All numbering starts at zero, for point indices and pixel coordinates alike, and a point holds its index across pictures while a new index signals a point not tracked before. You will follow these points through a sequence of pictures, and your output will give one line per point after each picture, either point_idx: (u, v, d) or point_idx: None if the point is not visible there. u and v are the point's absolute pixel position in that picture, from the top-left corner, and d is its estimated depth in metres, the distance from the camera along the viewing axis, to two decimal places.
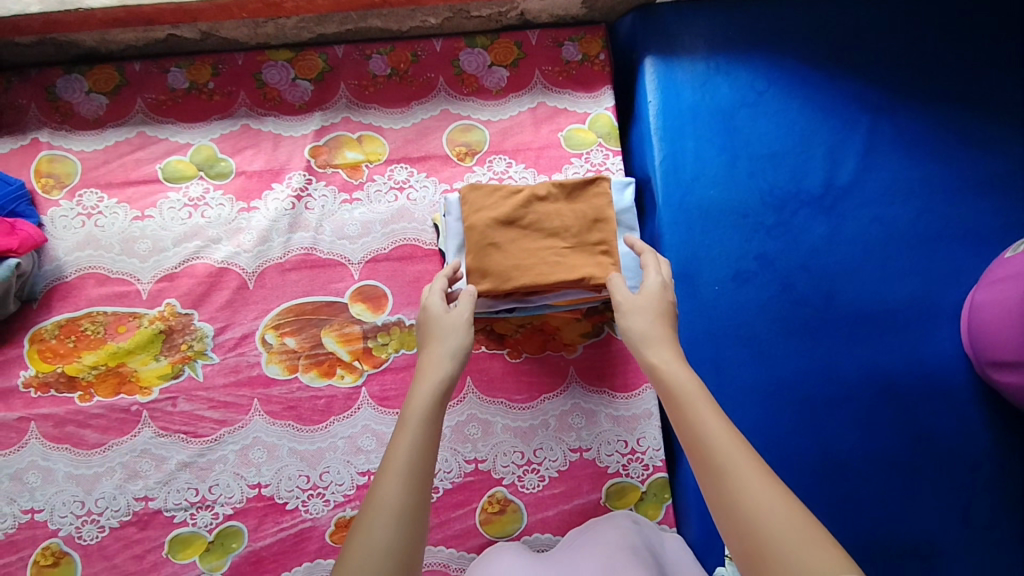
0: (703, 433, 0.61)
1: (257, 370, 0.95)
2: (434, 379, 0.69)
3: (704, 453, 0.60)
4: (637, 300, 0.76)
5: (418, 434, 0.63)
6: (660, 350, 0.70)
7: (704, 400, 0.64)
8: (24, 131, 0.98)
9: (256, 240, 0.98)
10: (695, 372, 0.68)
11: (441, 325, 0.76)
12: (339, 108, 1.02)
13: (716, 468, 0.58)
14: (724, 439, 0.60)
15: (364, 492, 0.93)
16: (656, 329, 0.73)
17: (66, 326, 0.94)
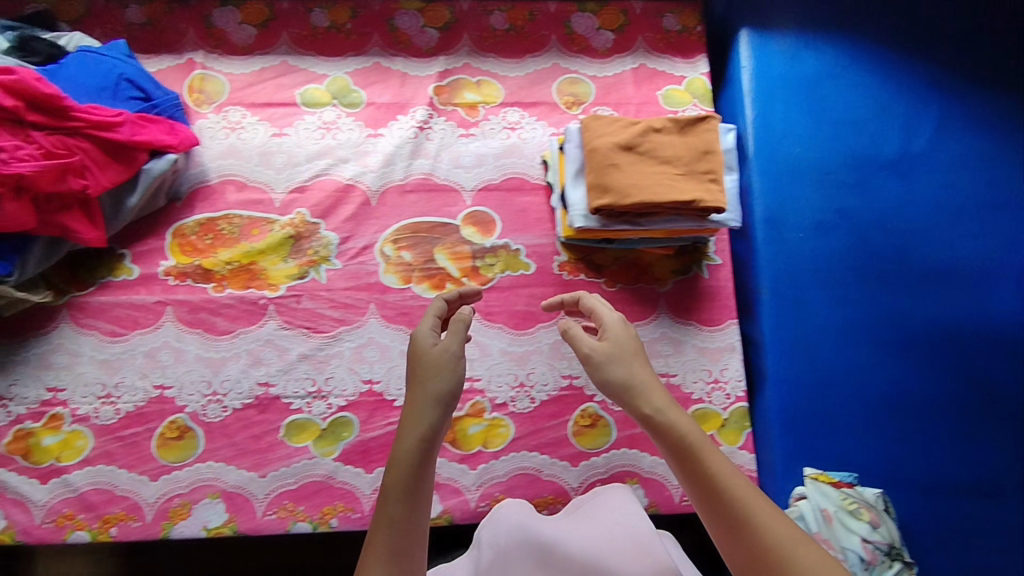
0: (720, 485, 0.69)
1: (375, 278, 1.03)
2: (419, 428, 0.70)
3: (726, 504, 0.68)
4: (606, 348, 0.79)
5: (406, 495, 0.67)
6: (650, 399, 0.74)
7: (709, 448, 0.71)
8: (180, 51, 1.09)
9: (382, 163, 1.07)
10: (694, 421, 0.73)
11: (428, 362, 0.74)
12: (461, 55, 1.13)
13: (736, 518, 0.67)
14: (739, 491, 0.68)
15: (467, 396, 1.01)
16: (637, 373, 0.77)
17: (205, 224, 1.03)
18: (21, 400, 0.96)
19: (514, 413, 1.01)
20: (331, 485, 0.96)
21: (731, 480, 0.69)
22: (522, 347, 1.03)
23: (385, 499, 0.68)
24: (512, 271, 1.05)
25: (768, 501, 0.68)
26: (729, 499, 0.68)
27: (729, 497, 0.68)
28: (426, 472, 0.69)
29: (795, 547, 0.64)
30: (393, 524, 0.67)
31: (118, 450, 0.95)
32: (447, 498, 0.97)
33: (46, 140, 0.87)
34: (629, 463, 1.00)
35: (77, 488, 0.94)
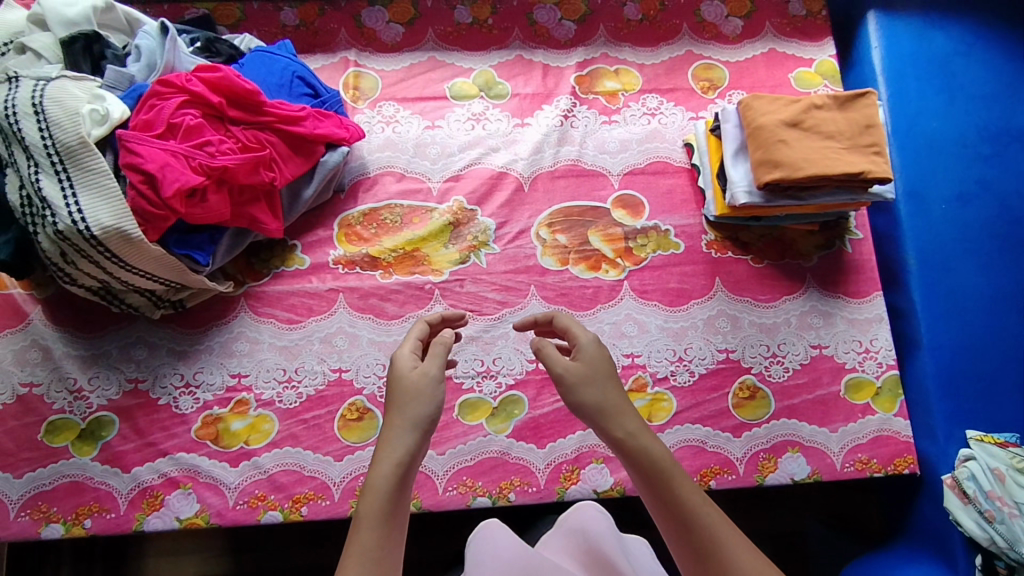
0: (690, 513, 0.65)
1: (534, 261, 1.07)
2: (397, 456, 0.66)
3: (695, 533, 0.64)
4: (581, 369, 0.73)
5: (383, 524, 0.63)
6: (624, 423, 0.70)
7: (679, 475, 0.68)
8: (335, 51, 1.14)
9: (531, 150, 1.11)
10: (659, 441, 0.70)
11: (405, 385, 0.71)
12: (599, 45, 1.17)
13: (701, 541, 0.64)
14: (713, 522, 0.65)
15: (630, 372, 1.03)
16: (611, 397, 0.72)
17: (368, 214, 1.08)
18: (208, 387, 0.99)
19: (677, 387, 1.03)
20: (507, 461, 0.99)
21: (695, 506, 0.66)
22: (678, 323, 1.06)
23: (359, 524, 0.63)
24: (662, 251, 1.08)
25: (732, 529, 0.65)
26: (697, 527, 0.65)
27: (699, 526, 0.64)
28: (404, 496, 0.65)
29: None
30: (370, 550, 0.61)
31: (303, 432, 0.99)
32: (617, 471, 1.00)
33: (243, 134, 0.92)
34: (790, 433, 1.02)
35: (267, 470, 0.97)
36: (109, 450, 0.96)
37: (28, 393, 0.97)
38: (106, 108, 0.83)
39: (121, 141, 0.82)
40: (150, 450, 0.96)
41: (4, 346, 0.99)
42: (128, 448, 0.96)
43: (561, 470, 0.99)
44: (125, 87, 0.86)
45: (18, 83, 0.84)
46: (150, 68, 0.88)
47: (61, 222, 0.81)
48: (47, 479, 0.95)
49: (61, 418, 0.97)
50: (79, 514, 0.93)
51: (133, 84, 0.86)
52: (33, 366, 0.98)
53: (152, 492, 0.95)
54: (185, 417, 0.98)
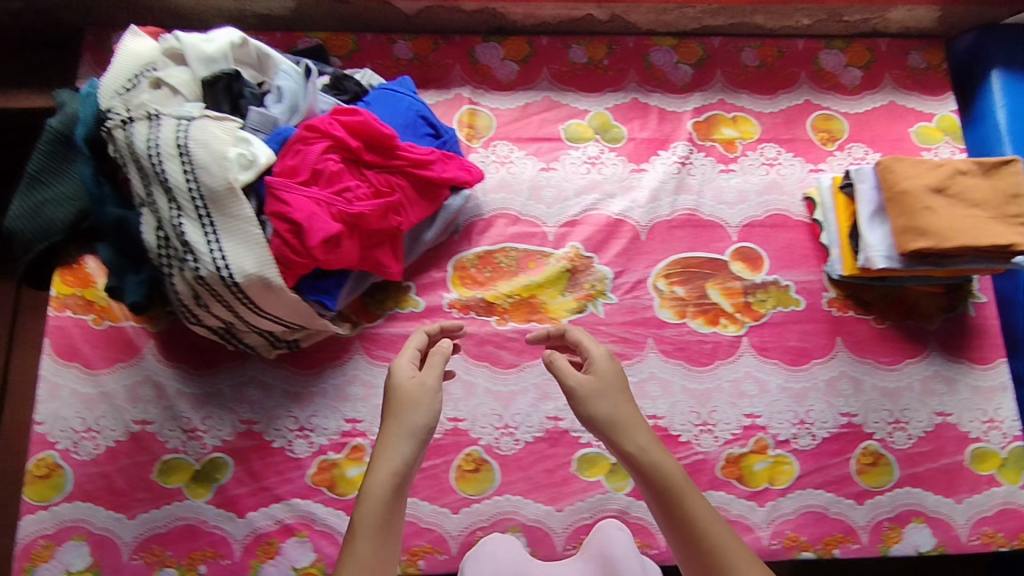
0: (699, 525, 0.69)
1: (651, 313, 1.04)
2: (394, 464, 0.69)
3: (702, 546, 0.69)
4: (593, 382, 0.75)
5: (380, 529, 0.66)
6: (636, 438, 0.72)
7: (688, 489, 0.71)
8: (448, 87, 1.10)
9: (649, 198, 1.08)
10: (667, 453, 0.73)
11: (402, 396, 0.73)
12: (716, 91, 1.13)
13: (715, 556, 0.68)
14: (719, 535, 0.69)
15: (751, 433, 1.01)
16: (624, 410, 0.74)
17: (483, 257, 1.05)
18: (323, 431, 0.97)
19: (798, 450, 1.01)
20: (626, 520, 0.97)
21: (705, 518, 0.69)
22: (799, 383, 1.03)
23: (352, 535, 0.66)
24: (783, 307, 1.06)
25: (737, 541, 0.69)
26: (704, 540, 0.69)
27: (702, 539, 0.69)
28: (399, 504, 0.68)
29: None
30: (366, 555, 0.65)
31: (419, 482, 0.96)
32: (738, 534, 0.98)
33: (376, 179, 0.89)
34: (913, 502, 1.00)
35: None
36: (224, 494, 0.94)
37: (141, 430, 0.95)
38: (253, 152, 0.81)
39: (268, 187, 0.81)
40: (265, 496, 0.94)
41: (117, 382, 0.96)
42: (243, 492, 0.94)
43: None
44: (269, 130, 0.84)
45: (160, 121, 0.81)
46: (292, 111, 0.85)
47: (205, 268, 0.79)
48: (162, 522, 0.93)
49: (175, 458, 0.95)
50: (193, 559, 0.92)
51: (278, 128, 0.83)
52: (146, 403, 0.96)
53: (267, 538, 0.93)
54: (300, 462, 0.96)
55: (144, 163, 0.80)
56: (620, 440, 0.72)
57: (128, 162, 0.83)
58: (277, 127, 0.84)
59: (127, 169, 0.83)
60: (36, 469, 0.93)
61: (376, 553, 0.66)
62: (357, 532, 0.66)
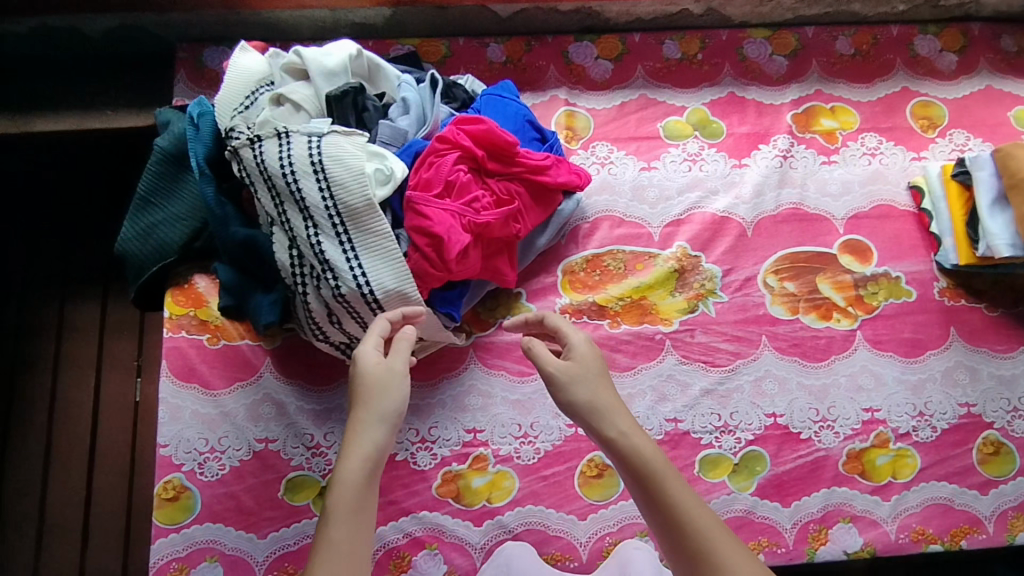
0: (687, 516, 0.64)
1: (763, 310, 1.03)
2: (367, 450, 0.64)
3: (687, 533, 0.64)
4: (572, 368, 0.73)
5: (356, 519, 0.62)
6: (617, 422, 0.69)
7: (673, 477, 0.67)
8: (543, 88, 1.09)
9: (753, 193, 1.07)
10: (650, 439, 0.69)
11: (370, 381, 0.68)
12: (813, 81, 1.12)
13: (694, 547, 0.63)
14: (695, 516, 0.64)
15: (871, 427, 1.01)
16: (603, 395, 0.72)
17: (591, 261, 1.04)
18: (444, 443, 0.97)
19: (919, 443, 1.01)
20: (753, 520, 0.96)
21: (692, 503, 0.65)
22: (916, 375, 1.02)
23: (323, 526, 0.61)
24: (895, 299, 1.05)
25: (726, 530, 0.65)
26: (690, 526, 0.64)
27: (686, 524, 0.64)
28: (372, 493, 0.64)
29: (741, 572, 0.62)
30: (340, 547, 0.60)
31: (544, 490, 0.96)
32: (866, 530, 0.97)
33: (497, 187, 0.88)
34: None
35: (512, 529, 0.94)
36: None
37: (264, 449, 0.95)
38: (390, 167, 0.80)
39: (408, 203, 0.81)
40: (393, 509, 0.94)
41: (237, 401, 0.96)
42: None
43: (808, 530, 0.97)
44: (400, 144, 0.85)
45: (291, 138, 0.81)
46: (421, 123, 0.87)
47: (346, 287, 0.79)
48: (292, 539, 0.92)
49: (300, 475, 0.94)
50: None
51: (408, 141, 0.84)
52: (268, 421, 0.96)
53: (399, 552, 0.93)
54: (425, 474, 0.95)
55: (278, 182, 0.80)
56: (607, 421, 0.70)
57: (257, 180, 0.82)
58: (408, 140, 0.85)
59: (255, 187, 0.82)
60: (164, 492, 0.92)
61: (342, 544, 0.60)
62: (330, 523, 0.61)
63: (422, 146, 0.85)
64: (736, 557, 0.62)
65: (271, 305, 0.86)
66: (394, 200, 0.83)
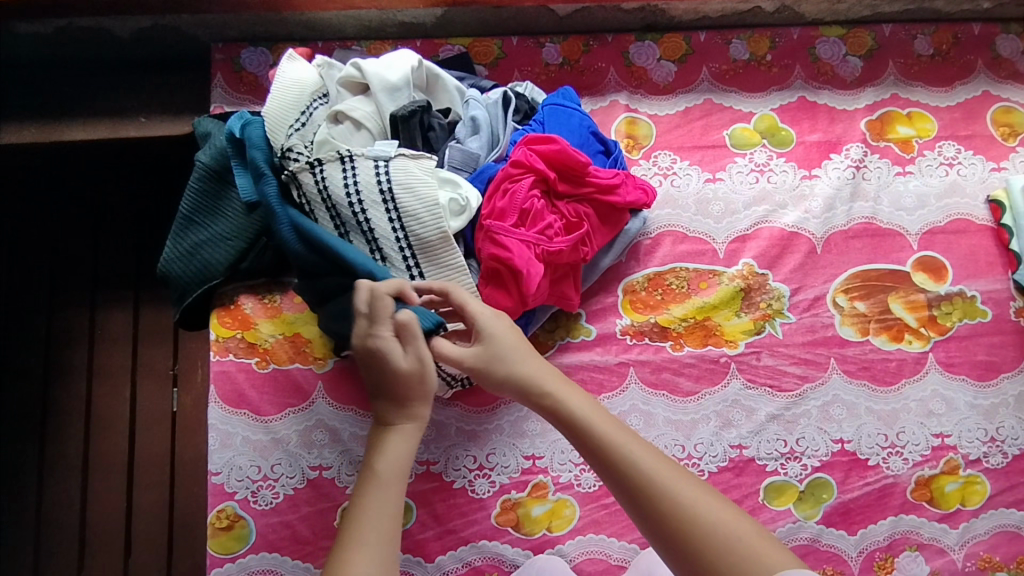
0: (629, 460, 0.64)
1: (832, 332, 0.99)
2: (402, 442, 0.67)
3: (636, 479, 0.63)
4: (482, 351, 0.72)
5: (386, 514, 0.63)
6: (546, 386, 0.70)
7: (610, 428, 0.66)
8: (604, 93, 1.04)
9: (823, 207, 1.02)
10: (587, 397, 0.70)
11: (410, 375, 0.68)
12: (889, 84, 1.06)
13: (647, 493, 0.62)
14: (637, 457, 0.64)
15: (941, 453, 0.97)
16: (525, 364, 0.72)
17: (654, 279, 1.00)
18: (503, 470, 0.94)
19: (989, 469, 0.97)
20: (818, 548, 0.93)
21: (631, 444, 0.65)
22: (988, 400, 0.99)
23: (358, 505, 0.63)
24: (970, 319, 1.00)
25: (676, 469, 0.64)
26: (634, 470, 0.63)
27: (633, 472, 0.63)
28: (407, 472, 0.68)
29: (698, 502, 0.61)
30: (372, 548, 0.60)
31: (606, 518, 0.93)
32: (932, 558, 0.94)
33: (565, 209, 0.84)
34: None
35: (572, 558, 0.92)
36: (410, 538, 0.91)
37: (319, 476, 0.92)
38: (465, 197, 0.77)
39: (488, 233, 0.78)
40: (452, 539, 0.91)
41: (289, 428, 0.93)
42: (429, 535, 0.91)
43: (874, 558, 0.94)
44: (471, 168, 0.82)
45: (355, 162, 0.75)
46: (493, 145, 0.85)
47: None
48: None
49: None
50: None
51: (481, 166, 0.82)
52: (321, 448, 0.93)
53: None
54: (484, 503, 0.93)
55: (343, 212, 0.75)
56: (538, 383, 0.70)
57: (317, 208, 0.76)
58: (478, 164, 0.82)
59: (315, 215, 0.77)
60: (218, 521, 0.90)
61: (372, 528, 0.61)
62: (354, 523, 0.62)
63: (494, 170, 0.82)
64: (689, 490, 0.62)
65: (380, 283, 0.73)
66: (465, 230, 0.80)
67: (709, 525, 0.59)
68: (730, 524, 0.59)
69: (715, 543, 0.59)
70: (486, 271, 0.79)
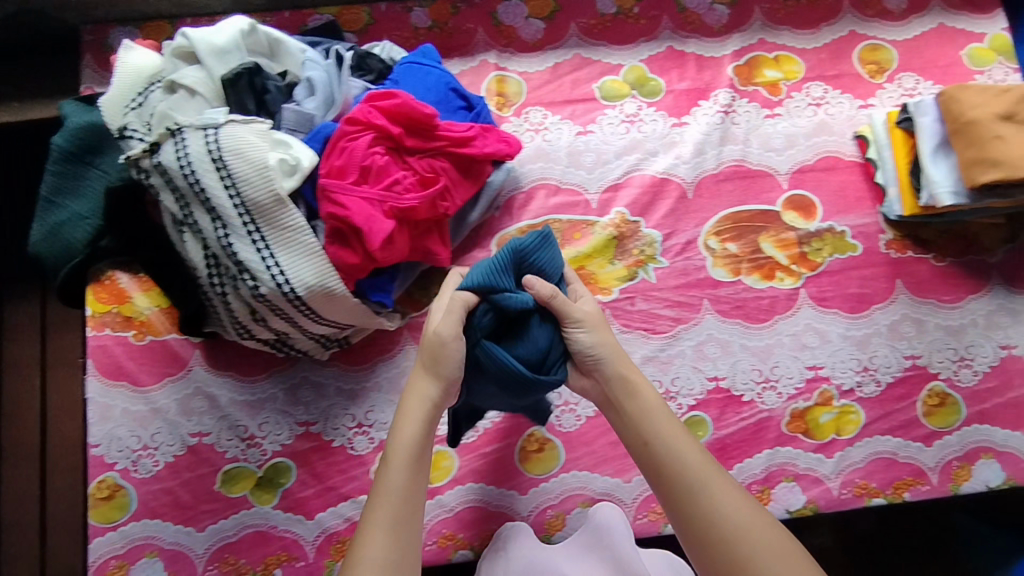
0: (676, 456, 0.72)
1: (705, 274, 1.01)
2: (420, 419, 0.75)
3: (679, 473, 0.71)
4: (592, 318, 0.79)
5: (401, 497, 0.71)
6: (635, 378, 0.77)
7: (669, 425, 0.74)
8: (473, 53, 1.04)
9: (693, 152, 1.03)
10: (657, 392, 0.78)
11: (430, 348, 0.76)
12: (756, 30, 1.07)
13: (688, 484, 0.70)
14: (693, 468, 0.71)
15: (814, 385, 0.99)
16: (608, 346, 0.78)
17: (527, 232, 1.01)
18: (381, 426, 0.96)
19: (863, 399, 0.99)
20: None
21: (690, 457, 0.72)
22: (861, 331, 1.00)
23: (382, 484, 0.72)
24: (840, 254, 1.02)
25: (717, 471, 0.71)
26: (680, 464, 0.71)
27: (682, 465, 0.71)
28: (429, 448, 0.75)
29: (731, 518, 0.67)
30: (383, 529, 0.68)
31: (485, 467, 0.95)
32: (809, 488, 0.96)
33: (419, 165, 0.84)
34: (982, 439, 0.99)
35: (452, 508, 0.94)
36: (291, 497, 0.93)
37: (198, 443, 0.94)
38: (294, 156, 0.75)
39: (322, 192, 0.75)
40: (332, 495, 0.93)
41: (168, 397, 0.95)
42: (309, 494, 0.93)
43: (751, 491, 0.95)
44: (307, 130, 0.78)
45: (184, 134, 0.75)
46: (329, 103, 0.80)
47: (265, 287, 0.76)
48: (232, 530, 0.92)
49: (236, 467, 0.93)
50: (267, 565, 0.92)
51: (316, 126, 0.77)
52: (200, 415, 0.94)
53: (338, 537, 0.92)
54: (363, 459, 0.95)
55: (180, 183, 0.75)
56: (623, 382, 0.77)
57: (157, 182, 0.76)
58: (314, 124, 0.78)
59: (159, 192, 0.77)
60: (98, 492, 0.91)
61: (386, 510, 0.70)
62: (374, 509, 0.70)
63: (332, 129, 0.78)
64: (729, 507, 0.68)
65: (500, 275, 0.77)
66: (306, 192, 0.77)
67: (733, 531, 0.67)
68: (756, 546, 0.65)
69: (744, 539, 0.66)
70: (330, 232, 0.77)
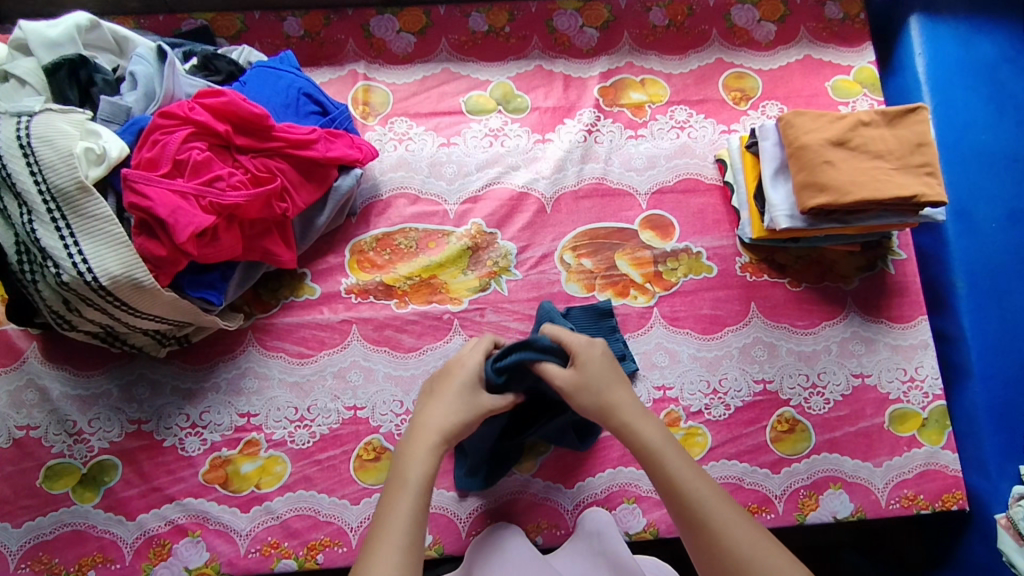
0: (681, 486, 0.69)
1: (558, 288, 1.00)
2: (427, 450, 0.72)
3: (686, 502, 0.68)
4: (583, 373, 0.75)
5: (407, 522, 0.66)
6: (630, 412, 0.74)
7: (673, 456, 0.71)
8: (343, 63, 1.08)
9: (554, 168, 1.05)
10: (663, 427, 0.74)
11: (455, 391, 0.77)
12: (623, 53, 1.11)
13: (695, 514, 0.67)
14: (702, 495, 0.68)
15: (662, 405, 0.97)
16: (615, 392, 0.75)
17: (382, 239, 1.01)
18: (215, 427, 0.94)
19: (711, 421, 0.97)
20: (533, 501, 0.93)
21: (698, 483, 0.69)
22: (712, 352, 0.99)
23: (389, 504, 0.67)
24: (694, 275, 1.02)
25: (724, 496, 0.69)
26: (687, 495, 0.68)
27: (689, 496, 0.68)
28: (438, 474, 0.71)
29: (742, 537, 0.65)
30: (397, 554, 0.63)
31: (317, 474, 0.92)
32: (650, 511, 0.93)
33: (252, 164, 0.86)
34: (831, 468, 0.95)
35: (280, 515, 0.90)
36: (113, 496, 0.90)
37: (25, 436, 0.93)
38: (102, 146, 0.79)
39: (126, 181, 0.79)
40: (156, 496, 0.91)
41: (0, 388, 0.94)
42: (132, 494, 0.91)
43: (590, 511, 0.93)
44: (123, 121, 0.85)
45: None
46: (148, 98, 0.87)
47: (66, 273, 0.76)
48: (48, 529, 0.89)
49: (60, 463, 0.92)
50: (81, 565, 0.88)
51: (133, 120, 0.84)
52: (30, 408, 0.94)
53: (159, 540, 0.89)
54: (192, 460, 0.92)
55: None
56: (629, 424, 0.73)
57: None
58: (129, 117, 0.85)
59: None
60: None
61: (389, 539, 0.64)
62: (373, 541, 0.65)
63: (148, 122, 0.85)
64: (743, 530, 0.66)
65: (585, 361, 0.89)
66: (115, 181, 0.82)
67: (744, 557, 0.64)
68: (778, 563, 0.63)
69: (754, 560, 0.64)
70: (140, 223, 0.80)
